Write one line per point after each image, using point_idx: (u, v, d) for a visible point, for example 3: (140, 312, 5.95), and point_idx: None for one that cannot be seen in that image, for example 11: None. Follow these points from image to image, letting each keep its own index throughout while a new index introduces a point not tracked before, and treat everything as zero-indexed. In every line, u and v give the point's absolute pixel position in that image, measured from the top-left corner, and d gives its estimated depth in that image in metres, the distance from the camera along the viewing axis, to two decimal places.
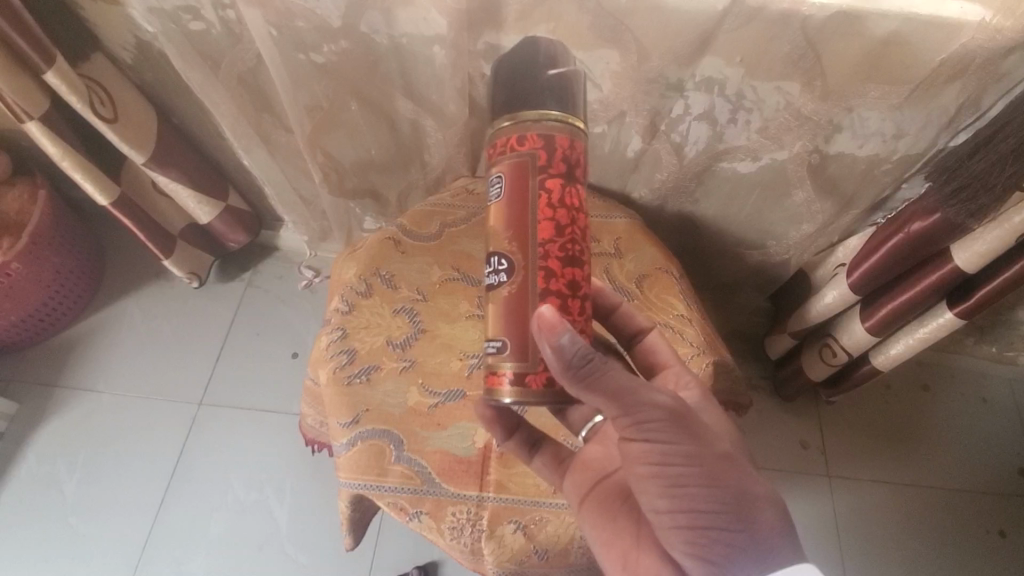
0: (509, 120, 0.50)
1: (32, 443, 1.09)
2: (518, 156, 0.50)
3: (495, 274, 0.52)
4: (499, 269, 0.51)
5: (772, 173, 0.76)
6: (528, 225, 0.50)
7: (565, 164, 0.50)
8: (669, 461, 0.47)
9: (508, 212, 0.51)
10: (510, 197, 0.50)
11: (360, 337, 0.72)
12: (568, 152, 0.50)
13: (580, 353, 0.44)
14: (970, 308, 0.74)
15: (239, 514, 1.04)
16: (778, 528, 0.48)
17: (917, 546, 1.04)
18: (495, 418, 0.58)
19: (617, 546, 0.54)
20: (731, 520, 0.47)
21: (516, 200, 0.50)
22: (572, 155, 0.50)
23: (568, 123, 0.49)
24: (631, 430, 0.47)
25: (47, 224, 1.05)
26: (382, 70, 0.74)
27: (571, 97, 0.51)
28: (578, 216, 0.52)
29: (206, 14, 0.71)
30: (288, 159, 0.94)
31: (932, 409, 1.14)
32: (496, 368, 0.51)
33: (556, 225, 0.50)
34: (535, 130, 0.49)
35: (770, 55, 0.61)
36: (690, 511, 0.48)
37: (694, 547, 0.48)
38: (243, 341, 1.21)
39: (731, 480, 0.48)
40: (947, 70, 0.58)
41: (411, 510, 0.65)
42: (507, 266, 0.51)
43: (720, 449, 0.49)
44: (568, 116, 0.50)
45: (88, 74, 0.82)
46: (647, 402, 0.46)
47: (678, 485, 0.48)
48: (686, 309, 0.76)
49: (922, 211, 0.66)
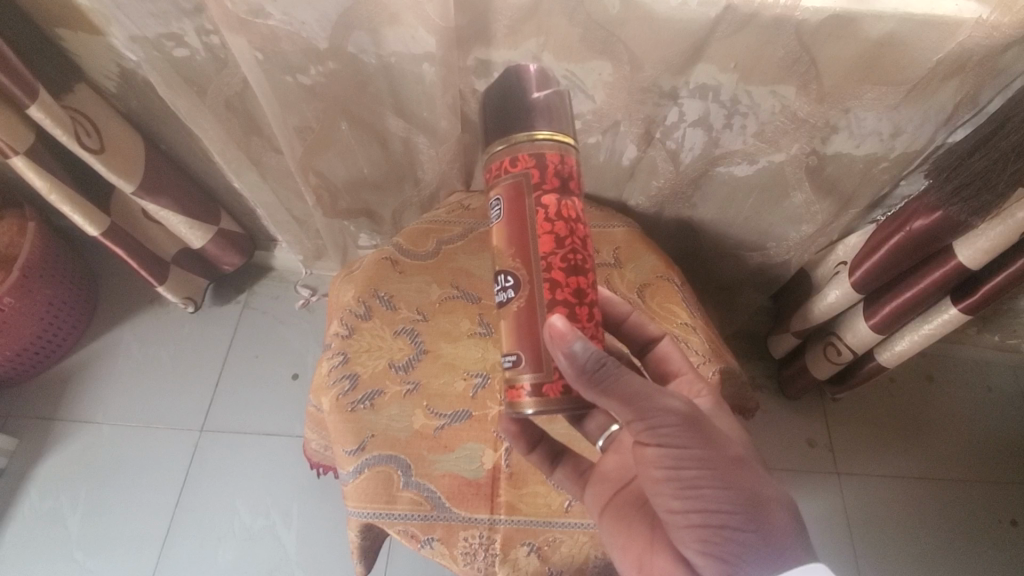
0: (502, 144, 0.50)
1: (32, 479, 1.08)
2: (513, 176, 0.49)
3: (503, 292, 0.51)
4: (507, 286, 0.51)
5: (769, 174, 0.75)
6: (529, 242, 0.50)
7: (558, 178, 0.49)
8: (682, 463, 0.47)
9: (507, 231, 0.50)
10: (509, 217, 0.50)
11: (362, 361, 0.71)
12: (560, 166, 0.49)
13: (593, 357, 0.45)
14: (975, 303, 0.73)
15: (247, 541, 1.03)
16: (789, 527, 0.47)
17: (930, 540, 1.03)
18: (518, 432, 0.59)
19: (633, 550, 0.53)
20: (743, 518, 0.46)
21: (515, 220, 0.50)
22: (564, 169, 0.49)
23: (557, 140, 0.49)
24: (645, 436, 0.47)
25: (38, 256, 1.03)
26: (372, 89, 0.73)
27: (559, 116, 0.50)
28: (577, 225, 0.51)
29: (190, 40, 0.70)
30: (279, 181, 0.93)
31: (937, 401, 1.14)
32: (515, 381, 0.50)
33: (556, 236, 0.50)
34: (526, 150, 0.49)
35: (764, 59, 0.60)
36: (704, 511, 0.47)
37: (706, 545, 0.47)
38: (242, 364, 1.19)
39: (745, 483, 0.47)
40: (944, 68, 0.58)
41: (423, 536, 0.64)
42: (514, 282, 0.51)
43: (732, 451, 0.48)
44: (557, 133, 0.49)
45: (72, 105, 0.81)
46: (661, 407, 0.46)
47: (691, 487, 0.47)
48: (690, 317, 0.75)
49: (924, 209, 0.66)
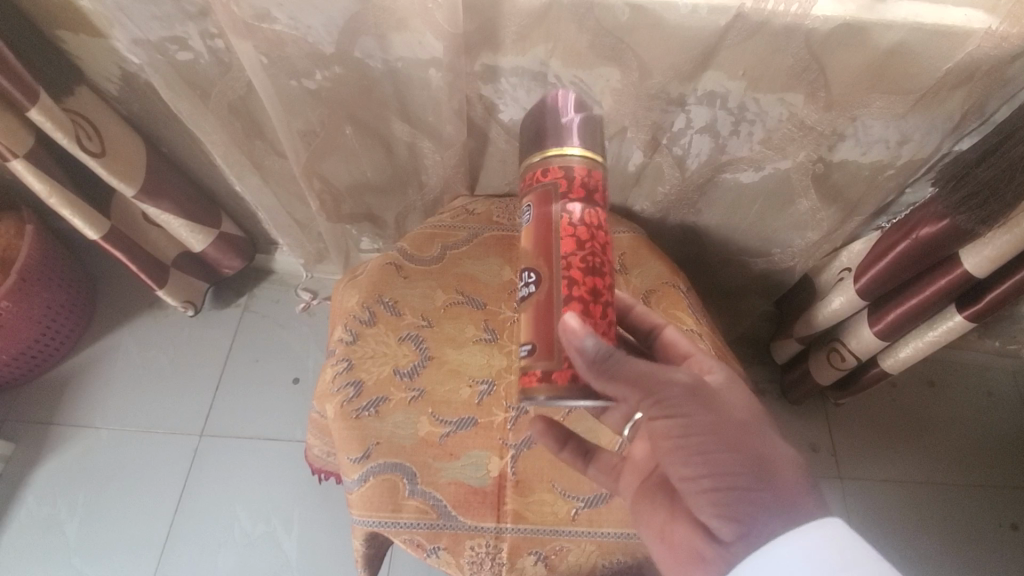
0: (539, 156, 0.54)
1: (29, 484, 1.07)
2: (544, 185, 0.53)
3: (524, 287, 0.54)
4: (528, 281, 0.53)
5: (775, 181, 0.75)
6: (551, 242, 0.52)
7: (585, 189, 0.52)
8: (684, 428, 0.47)
9: (530, 234, 0.54)
10: (536, 220, 0.53)
11: (366, 367, 0.71)
12: (587, 179, 0.52)
13: (601, 349, 0.46)
14: (980, 311, 0.73)
15: (247, 547, 1.02)
16: (798, 482, 0.48)
17: (932, 545, 1.04)
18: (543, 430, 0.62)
19: (654, 523, 0.55)
20: (751, 479, 0.47)
21: (541, 220, 0.53)
22: (591, 181, 0.53)
23: (587, 157, 0.53)
24: (653, 409, 0.48)
25: (36, 259, 1.02)
26: (377, 94, 0.73)
27: (591, 135, 0.55)
28: (599, 232, 0.53)
29: (194, 44, 0.70)
30: (282, 185, 0.92)
31: (938, 406, 1.15)
32: (528, 369, 0.51)
33: (578, 239, 0.52)
34: (556, 164, 0.52)
35: (773, 67, 0.60)
36: (712, 476, 0.48)
37: (720, 508, 0.48)
38: (242, 368, 1.18)
39: (749, 445, 0.47)
40: (952, 78, 0.58)
41: (429, 545, 0.64)
42: (535, 277, 0.52)
43: (734, 414, 0.49)
44: (588, 151, 0.53)
45: (72, 108, 0.81)
46: (667, 380, 0.47)
47: (699, 453, 0.48)
48: (696, 323, 0.74)
49: (931, 216, 0.66)
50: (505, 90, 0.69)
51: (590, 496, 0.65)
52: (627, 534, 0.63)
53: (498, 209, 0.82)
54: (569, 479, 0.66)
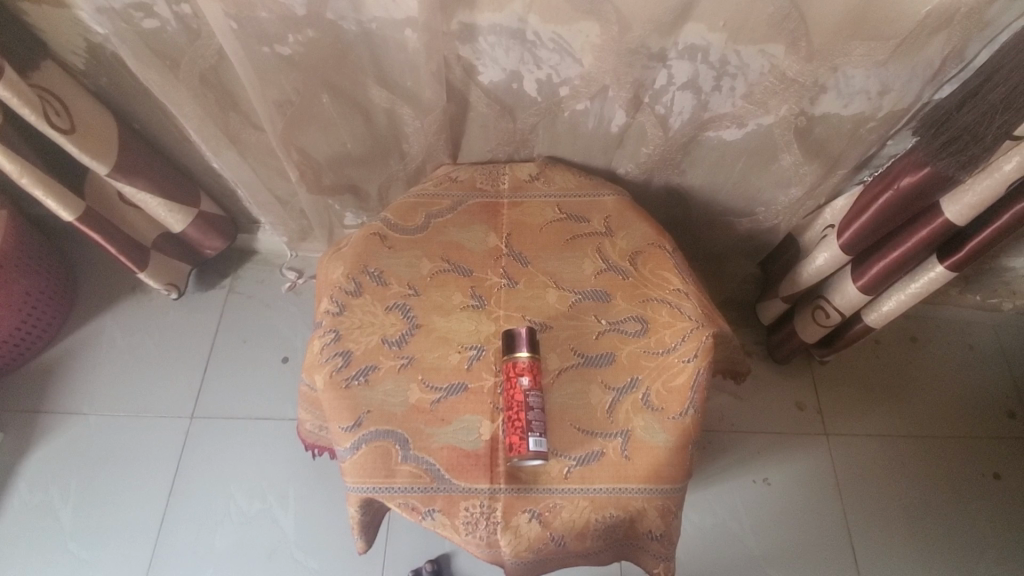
0: (522, 164, 0.83)
1: (21, 472, 1.06)
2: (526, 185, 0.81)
3: (507, 278, 0.74)
4: (477, 353, 0.69)
5: (758, 138, 0.76)
6: (531, 223, 0.78)
7: (551, 184, 0.81)
8: None
9: (506, 222, 0.78)
10: (517, 210, 0.79)
11: (355, 337, 0.70)
12: (551, 185, 0.81)
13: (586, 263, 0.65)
14: (961, 260, 0.74)
15: (243, 524, 1.03)
16: None
17: (915, 494, 1.06)
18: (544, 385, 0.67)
19: None
20: None
21: (522, 208, 0.79)
22: (553, 182, 0.81)
23: (557, 167, 0.83)
24: None
25: (12, 244, 1.00)
26: (353, 58, 0.71)
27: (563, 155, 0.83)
28: (559, 233, 0.77)
29: (160, 10, 0.67)
30: (260, 159, 0.91)
31: (920, 360, 1.17)
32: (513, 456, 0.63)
33: (547, 217, 0.78)
34: (531, 176, 0.82)
35: (753, 17, 0.60)
36: None
37: None
38: (229, 350, 1.17)
39: None
40: (931, 22, 0.58)
41: (424, 508, 0.64)
42: (480, 352, 0.69)
43: None
44: (555, 162, 0.84)
45: (39, 84, 0.78)
46: None
47: None
48: (683, 282, 0.73)
49: (912, 166, 0.67)
50: (483, 50, 0.68)
51: (582, 454, 0.65)
52: (618, 489, 0.64)
53: (481, 176, 0.82)
54: (560, 438, 0.65)
